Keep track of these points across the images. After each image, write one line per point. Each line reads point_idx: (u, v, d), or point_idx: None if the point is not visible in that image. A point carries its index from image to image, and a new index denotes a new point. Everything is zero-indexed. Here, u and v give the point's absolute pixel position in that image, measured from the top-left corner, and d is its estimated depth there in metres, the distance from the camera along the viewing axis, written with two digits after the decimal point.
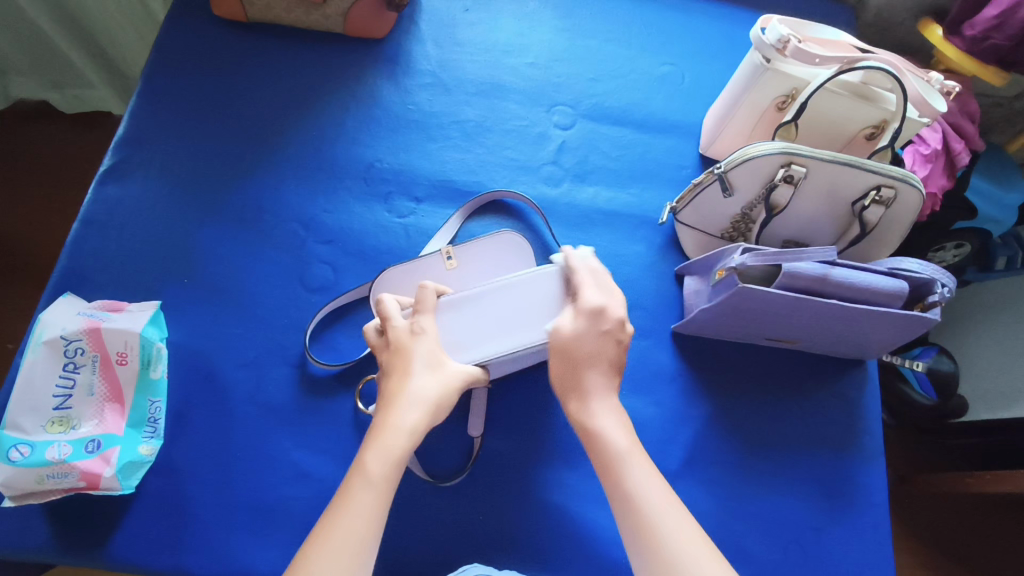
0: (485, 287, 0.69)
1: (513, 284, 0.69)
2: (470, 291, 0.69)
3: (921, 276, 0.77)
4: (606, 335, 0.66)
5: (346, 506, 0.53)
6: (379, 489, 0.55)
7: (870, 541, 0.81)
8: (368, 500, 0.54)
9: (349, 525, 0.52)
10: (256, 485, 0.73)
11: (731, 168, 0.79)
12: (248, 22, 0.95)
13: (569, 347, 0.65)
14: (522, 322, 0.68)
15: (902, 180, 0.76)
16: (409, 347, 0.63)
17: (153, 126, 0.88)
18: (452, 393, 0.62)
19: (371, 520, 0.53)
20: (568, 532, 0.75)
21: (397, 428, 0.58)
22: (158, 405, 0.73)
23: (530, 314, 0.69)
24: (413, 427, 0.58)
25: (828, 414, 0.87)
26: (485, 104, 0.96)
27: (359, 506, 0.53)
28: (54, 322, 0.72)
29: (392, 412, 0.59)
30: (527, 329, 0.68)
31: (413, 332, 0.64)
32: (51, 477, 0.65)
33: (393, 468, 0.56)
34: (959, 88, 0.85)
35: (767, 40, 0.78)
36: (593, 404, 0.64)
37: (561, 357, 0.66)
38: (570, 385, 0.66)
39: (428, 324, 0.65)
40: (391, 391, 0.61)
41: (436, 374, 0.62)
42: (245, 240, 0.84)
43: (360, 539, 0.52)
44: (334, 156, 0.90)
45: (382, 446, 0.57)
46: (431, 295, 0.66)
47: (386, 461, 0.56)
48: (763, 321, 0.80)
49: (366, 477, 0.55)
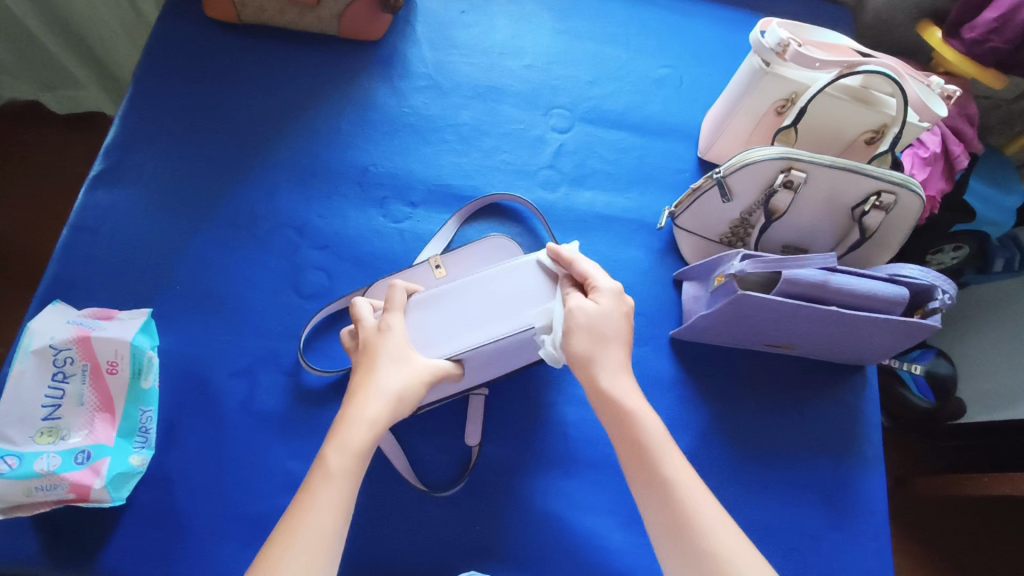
0: (459, 283, 0.68)
1: (483, 278, 0.69)
2: (440, 288, 0.68)
3: (921, 282, 0.77)
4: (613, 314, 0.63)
5: (309, 500, 0.52)
6: (339, 484, 0.53)
7: (871, 550, 0.80)
8: (331, 495, 0.52)
9: (312, 521, 0.50)
10: (249, 495, 0.72)
11: (730, 172, 0.78)
12: (241, 24, 0.94)
13: (593, 326, 0.61)
14: (502, 312, 0.67)
15: (903, 185, 0.75)
16: (376, 343, 0.61)
17: (145, 131, 0.87)
18: (417, 387, 0.60)
19: (336, 514, 0.51)
20: (565, 542, 0.74)
21: (358, 420, 0.56)
22: (149, 414, 0.72)
23: (510, 304, 0.67)
24: (374, 419, 0.56)
25: (827, 420, 0.86)
26: (482, 107, 0.95)
27: (320, 502, 0.51)
28: (43, 330, 0.70)
29: (354, 405, 0.57)
30: (508, 318, 0.66)
31: (381, 330, 0.63)
32: (39, 490, 0.64)
33: (353, 462, 0.54)
34: (960, 91, 0.83)
35: (767, 44, 0.77)
36: (626, 405, 0.60)
37: (592, 334, 0.61)
38: (593, 377, 0.61)
39: (398, 322, 0.64)
40: (355, 386, 0.59)
41: (402, 368, 0.60)
42: (238, 245, 0.83)
43: (323, 534, 0.50)
44: (328, 160, 0.89)
45: (342, 439, 0.55)
46: (400, 294, 0.66)
47: (345, 454, 0.54)
48: (763, 328, 0.79)
49: (326, 472, 0.53)
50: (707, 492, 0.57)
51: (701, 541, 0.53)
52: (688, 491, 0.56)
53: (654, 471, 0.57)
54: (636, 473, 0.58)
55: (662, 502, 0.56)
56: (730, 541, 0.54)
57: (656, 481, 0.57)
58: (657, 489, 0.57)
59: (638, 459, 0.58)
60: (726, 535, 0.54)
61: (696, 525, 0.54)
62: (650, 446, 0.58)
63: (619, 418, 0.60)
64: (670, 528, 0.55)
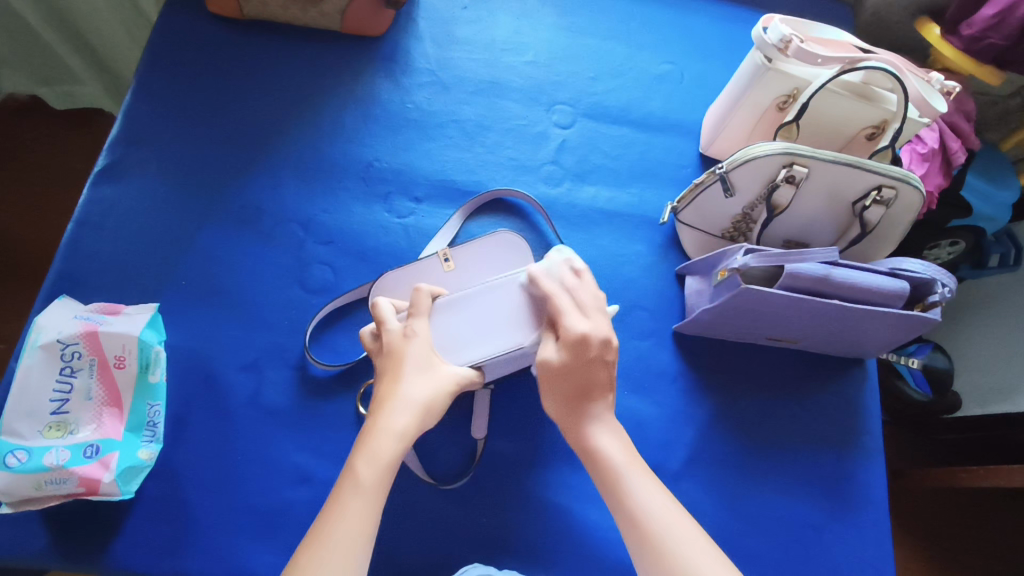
0: (482, 287, 0.69)
1: (506, 286, 0.69)
2: (464, 293, 0.69)
3: (922, 276, 0.78)
4: (594, 361, 0.64)
5: (340, 512, 0.53)
6: (369, 495, 0.54)
7: (870, 540, 0.82)
8: (359, 506, 0.53)
9: (342, 533, 0.51)
10: (257, 488, 0.72)
11: (733, 168, 0.79)
12: (243, 20, 0.94)
13: (555, 380, 0.64)
14: (521, 320, 0.68)
15: (903, 181, 0.76)
16: (402, 350, 0.62)
17: (148, 127, 0.87)
18: (443, 397, 0.61)
19: (365, 526, 0.52)
20: (570, 533, 0.75)
21: (386, 432, 0.57)
22: (156, 409, 0.72)
23: (529, 310, 0.68)
24: (402, 431, 0.57)
25: (827, 412, 0.87)
26: (484, 102, 0.95)
27: (351, 513, 0.52)
28: (50, 326, 0.71)
29: (382, 416, 0.58)
30: (532, 325, 0.67)
31: (406, 335, 0.63)
32: (50, 483, 0.64)
33: (383, 474, 0.55)
34: (959, 88, 0.84)
35: (769, 40, 0.78)
36: (591, 438, 0.63)
37: (553, 389, 0.64)
38: (572, 426, 0.64)
39: (422, 328, 0.65)
40: (381, 395, 0.60)
41: (428, 377, 0.61)
42: (243, 241, 0.83)
43: (354, 544, 0.51)
44: (333, 155, 0.89)
45: (371, 450, 0.56)
46: (425, 298, 0.66)
47: (375, 466, 0.55)
48: (765, 322, 0.80)
49: (357, 483, 0.54)
50: (675, 508, 0.59)
51: (671, 554, 0.56)
52: (659, 513, 0.58)
53: (624, 496, 0.60)
54: (610, 501, 0.61)
55: (636, 525, 0.58)
56: (694, 543, 0.56)
57: (627, 504, 0.59)
58: (630, 514, 0.59)
59: (611, 487, 0.61)
60: (698, 550, 0.56)
61: (666, 542, 0.56)
62: (617, 471, 0.61)
63: (587, 450, 0.63)
64: (642, 541, 0.57)
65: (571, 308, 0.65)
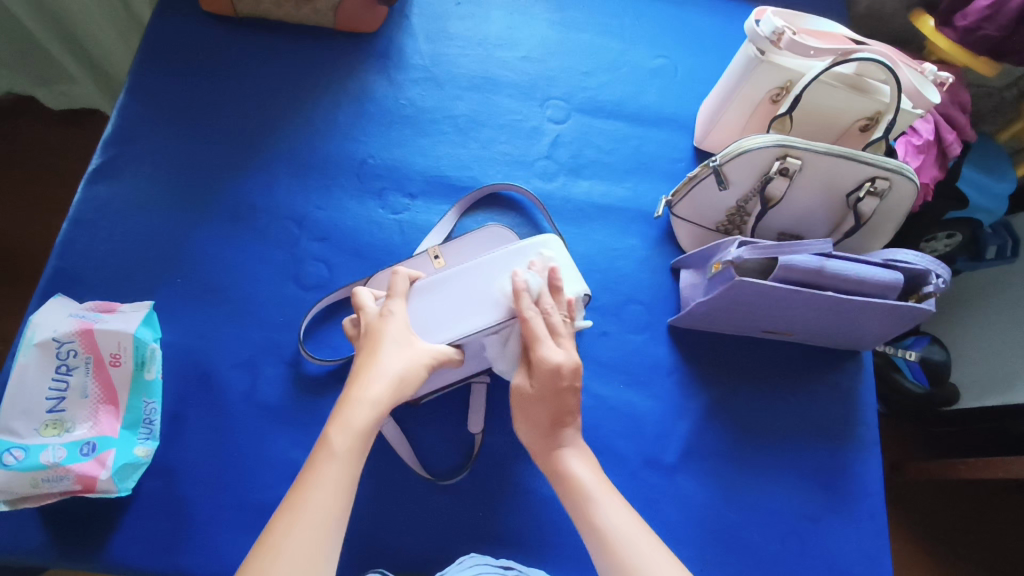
0: (453, 270, 0.69)
1: (472, 270, 0.68)
2: (438, 275, 0.68)
3: (916, 266, 0.78)
4: (563, 390, 0.64)
5: (315, 476, 0.52)
6: (344, 462, 0.53)
7: (867, 532, 0.82)
8: (335, 474, 0.53)
9: (315, 499, 0.51)
10: (254, 484, 0.73)
11: (727, 161, 0.79)
12: (238, 18, 0.94)
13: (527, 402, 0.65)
14: (483, 304, 0.67)
15: (897, 172, 0.76)
16: (380, 328, 0.62)
17: (141, 126, 0.87)
18: (418, 369, 0.61)
19: (339, 495, 0.52)
20: (566, 526, 0.75)
21: (361, 401, 0.57)
22: (153, 406, 0.72)
23: (489, 296, 0.67)
24: (377, 400, 0.57)
25: (824, 404, 0.87)
26: (478, 98, 0.95)
27: (326, 480, 0.52)
28: (45, 324, 0.71)
29: (357, 386, 0.58)
30: (487, 310, 0.66)
31: (383, 315, 0.64)
32: (46, 481, 0.64)
33: (358, 440, 0.55)
34: (952, 78, 0.83)
35: (762, 32, 0.78)
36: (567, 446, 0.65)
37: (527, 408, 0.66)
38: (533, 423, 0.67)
39: (400, 308, 0.65)
40: (358, 368, 0.60)
41: (405, 352, 0.61)
42: (237, 238, 0.83)
43: (329, 515, 0.51)
44: (328, 152, 0.89)
45: (345, 419, 0.55)
46: (403, 282, 0.66)
47: (349, 434, 0.55)
48: (760, 315, 0.80)
49: (330, 450, 0.54)
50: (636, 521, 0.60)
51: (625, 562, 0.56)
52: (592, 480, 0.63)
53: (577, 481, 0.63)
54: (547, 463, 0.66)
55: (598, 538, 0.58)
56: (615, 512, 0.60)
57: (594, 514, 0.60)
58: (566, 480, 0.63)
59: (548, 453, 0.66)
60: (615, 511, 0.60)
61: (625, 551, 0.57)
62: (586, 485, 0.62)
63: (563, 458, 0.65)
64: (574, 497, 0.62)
65: (546, 334, 0.64)
